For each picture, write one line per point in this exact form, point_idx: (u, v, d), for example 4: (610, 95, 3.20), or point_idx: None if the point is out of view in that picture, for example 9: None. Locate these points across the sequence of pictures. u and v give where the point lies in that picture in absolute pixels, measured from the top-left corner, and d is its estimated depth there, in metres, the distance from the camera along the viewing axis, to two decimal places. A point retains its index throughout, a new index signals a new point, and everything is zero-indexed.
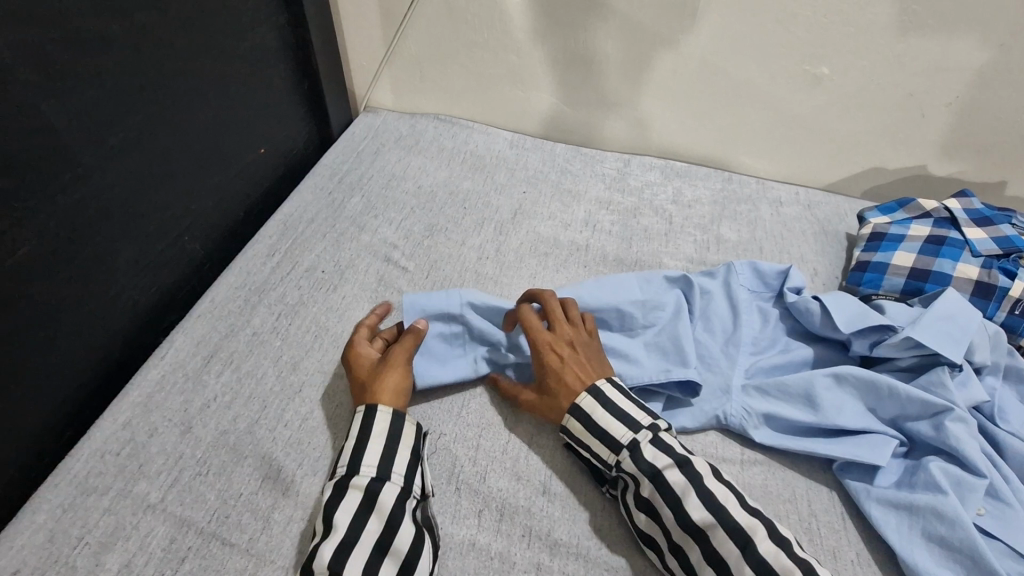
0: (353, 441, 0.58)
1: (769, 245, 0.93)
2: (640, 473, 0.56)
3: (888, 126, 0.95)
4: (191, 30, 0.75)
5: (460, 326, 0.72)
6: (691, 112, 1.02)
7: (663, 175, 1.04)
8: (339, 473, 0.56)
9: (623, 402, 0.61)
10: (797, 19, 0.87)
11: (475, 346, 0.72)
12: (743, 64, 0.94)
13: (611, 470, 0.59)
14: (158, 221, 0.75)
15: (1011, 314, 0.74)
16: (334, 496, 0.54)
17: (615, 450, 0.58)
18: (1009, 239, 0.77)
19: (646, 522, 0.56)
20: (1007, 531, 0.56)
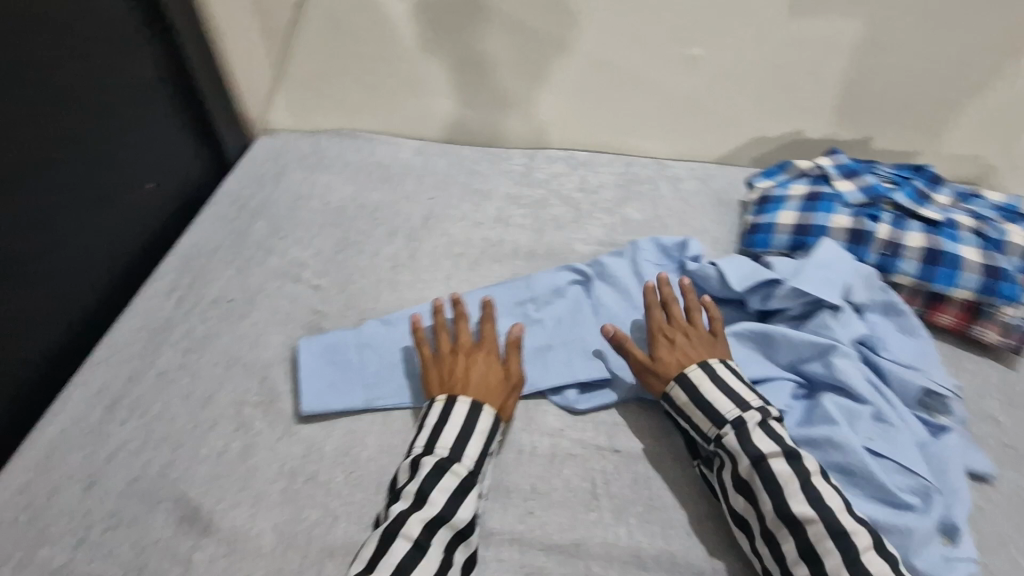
0: (432, 427, 0.62)
1: (671, 221, 0.98)
2: (741, 451, 0.59)
3: (761, 98, 1.03)
4: (37, 71, 0.71)
5: (357, 357, 0.72)
6: (588, 102, 1.06)
7: (568, 166, 1.07)
8: (441, 454, 0.60)
9: (736, 379, 0.64)
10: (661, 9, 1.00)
11: (369, 374, 0.70)
12: (625, 53, 1.02)
13: (709, 444, 0.62)
14: (36, 270, 0.72)
15: (883, 255, 0.78)
16: (430, 477, 0.58)
17: (718, 423, 0.61)
18: (872, 187, 0.84)
19: (740, 503, 0.59)
20: (894, 450, 0.61)
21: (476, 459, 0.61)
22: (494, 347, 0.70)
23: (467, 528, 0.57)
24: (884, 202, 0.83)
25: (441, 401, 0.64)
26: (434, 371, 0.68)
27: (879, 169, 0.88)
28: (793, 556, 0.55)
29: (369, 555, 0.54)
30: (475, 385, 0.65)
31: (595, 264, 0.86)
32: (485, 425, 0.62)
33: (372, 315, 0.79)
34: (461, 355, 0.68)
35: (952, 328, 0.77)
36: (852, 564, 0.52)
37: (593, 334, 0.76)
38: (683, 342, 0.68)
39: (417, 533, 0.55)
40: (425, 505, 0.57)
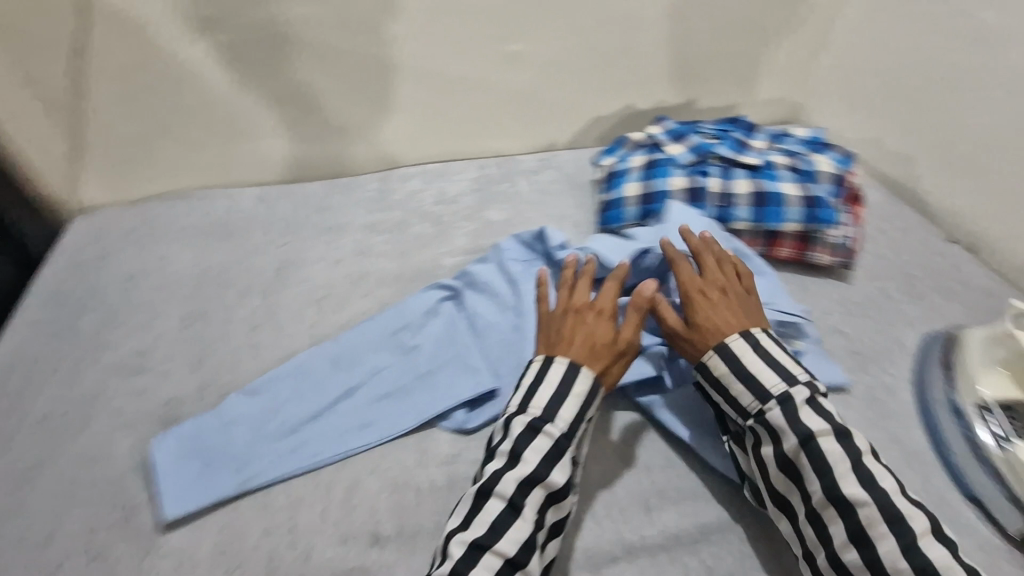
0: (548, 388, 0.64)
1: (533, 214, 0.99)
2: (787, 429, 0.61)
3: (589, 79, 1.07)
4: None
5: (223, 440, 0.66)
6: (425, 113, 1.05)
7: (422, 181, 1.05)
8: (535, 412, 0.62)
9: (779, 352, 0.65)
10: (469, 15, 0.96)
11: (239, 455, 0.64)
12: (450, 59, 0.99)
13: (748, 419, 0.64)
14: None
15: (720, 207, 0.83)
16: (522, 438, 0.61)
17: (761, 396, 0.63)
18: (698, 146, 0.90)
19: (779, 479, 0.61)
20: None
21: (568, 420, 0.63)
22: (611, 304, 0.71)
23: (560, 490, 0.60)
24: (711, 157, 0.88)
25: (536, 365, 0.66)
26: (541, 336, 0.70)
27: (703, 126, 0.95)
28: (842, 539, 0.56)
29: (464, 512, 0.58)
30: (576, 348, 0.67)
31: (463, 275, 0.85)
32: (580, 387, 0.64)
33: (234, 387, 0.73)
34: (569, 315, 0.70)
35: (790, 258, 0.84)
36: (912, 550, 0.54)
37: (473, 348, 0.75)
38: (718, 305, 0.69)
39: (509, 492, 0.58)
40: (519, 464, 0.60)
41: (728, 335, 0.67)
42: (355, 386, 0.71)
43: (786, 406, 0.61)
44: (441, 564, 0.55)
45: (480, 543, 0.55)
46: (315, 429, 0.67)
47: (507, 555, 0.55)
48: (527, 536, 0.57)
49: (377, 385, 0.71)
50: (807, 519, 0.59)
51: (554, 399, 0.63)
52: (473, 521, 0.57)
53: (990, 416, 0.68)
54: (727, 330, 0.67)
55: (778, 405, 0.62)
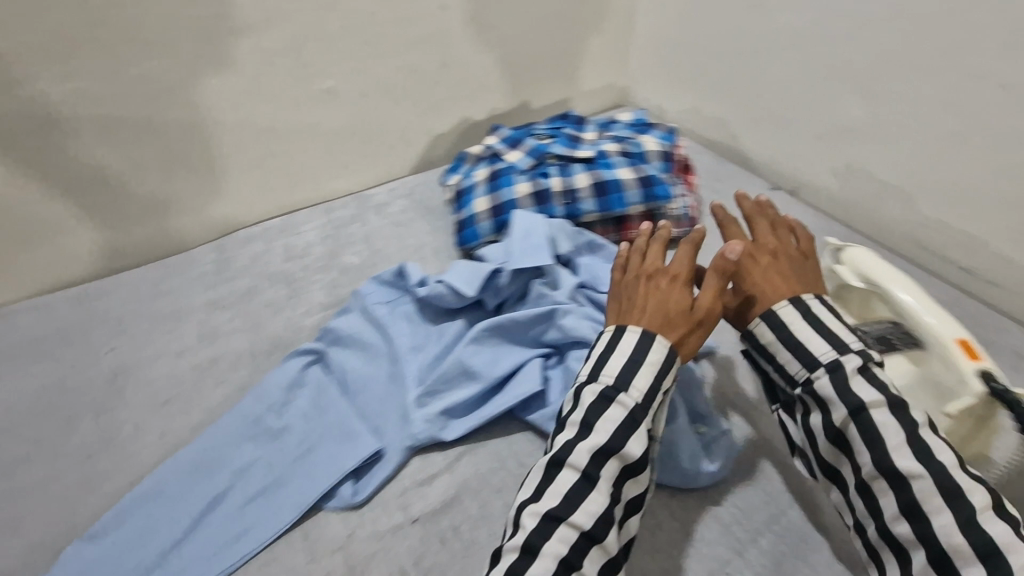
0: (622, 357, 0.56)
1: (390, 249, 0.94)
2: (837, 400, 0.53)
3: (417, 102, 1.05)
4: None
5: None
6: (249, 170, 0.97)
7: (265, 241, 0.97)
8: (608, 382, 0.55)
9: (829, 316, 0.57)
10: (270, 61, 0.90)
11: None
12: (260, 108, 0.93)
13: (796, 388, 0.57)
14: None
15: (566, 204, 0.85)
16: (596, 407, 0.54)
17: (811, 366, 0.55)
18: (535, 149, 0.91)
19: (827, 448, 0.55)
20: None
21: (646, 389, 0.55)
22: (682, 270, 0.63)
23: (637, 463, 0.53)
24: (548, 157, 0.90)
25: (609, 331, 0.59)
26: (639, 286, 0.62)
27: (536, 128, 0.96)
28: (893, 512, 0.50)
29: (534, 483, 0.52)
30: (648, 316, 0.59)
31: (326, 332, 0.79)
32: (653, 359, 0.56)
33: (74, 536, 0.62)
34: (640, 281, 0.63)
35: None
36: (971, 527, 0.46)
37: (347, 411, 0.69)
38: (772, 269, 0.63)
39: (584, 463, 0.51)
40: (592, 434, 0.53)
41: (773, 300, 0.60)
42: (221, 494, 0.63)
43: (835, 374, 0.54)
44: (514, 535, 0.49)
45: (556, 514, 0.49)
46: (176, 558, 0.58)
47: (585, 529, 0.49)
48: (602, 510, 0.50)
49: (247, 485, 0.63)
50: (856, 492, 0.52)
51: (629, 370, 0.55)
52: (545, 491, 0.51)
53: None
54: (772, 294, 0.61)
55: (827, 374, 0.55)
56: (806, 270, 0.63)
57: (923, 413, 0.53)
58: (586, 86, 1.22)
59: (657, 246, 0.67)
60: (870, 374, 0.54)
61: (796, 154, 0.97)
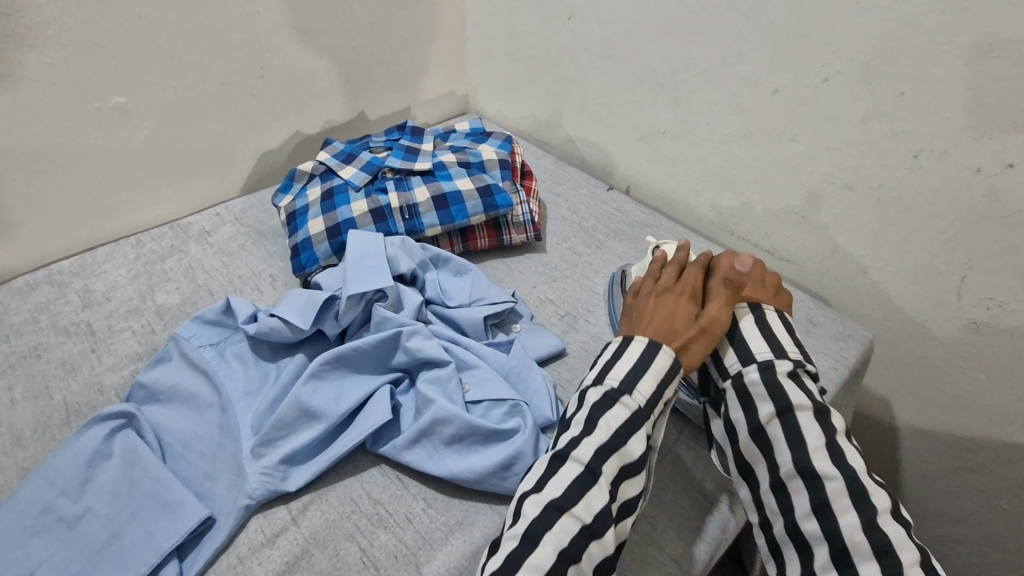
0: (627, 362, 0.59)
1: (217, 282, 0.85)
2: (766, 397, 0.59)
3: (236, 117, 0.96)
4: None
5: None
6: (19, 208, 0.82)
7: (54, 287, 0.83)
8: (613, 384, 0.58)
9: (783, 331, 0.64)
10: (30, 75, 0.75)
11: None
12: (28, 133, 0.78)
13: (727, 380, 0.62)
14: None
15: (407, 220, 0.82)
16: (601, 406, 0.57)
17: (745, 358, 0.62)
18: (370, 163, 0.86)
19: (748, 445, 0.59)
20: (486, 391, 0.66)
21: (650, 397, 0.58)
22: (688, 288, 0.67)
23: (635, 464, 0.55)
24: (385, 171, 0.86)
25: (620, 340, 0.62)
26: (650, 300, 0.66)
27: (370, 141, 0.92)
28: (804, 510, 0.54)
29: (538, 475, 0.54)
30: (660, 327, 0.62)
31: (137, 387, 0.68)
32: (635, 362, 0.59)
33: None
34: (654, 296, 0.67)
35: (489, 245, 0.88)
36: (872, 527, 0.51)
37: (165, 477, 0.60)
38: (761, 287, 0.69)
39: (588, 459, 0.54)
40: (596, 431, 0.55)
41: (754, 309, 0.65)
42: None
43: (766, 371, 0.60)
44: (515, 522, 0.51)
45: (559, 505, 0.51)
46: None
47: (586, 521, 0.51)
48: (602, 505, 0.52)
49: None
50: (772, 490, 0.57)
51: (634, 374, 0.58)
52: (547, 486, 0.53)
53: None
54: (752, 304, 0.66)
55: (757, 370, 0.60)
56: (784, 291, 0.70)
57: (841, 423, 0.58)
58: (424, 93, 1.20)
59: (668, 267, 0.71)
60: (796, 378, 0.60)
61: (626, 155, 1.04)
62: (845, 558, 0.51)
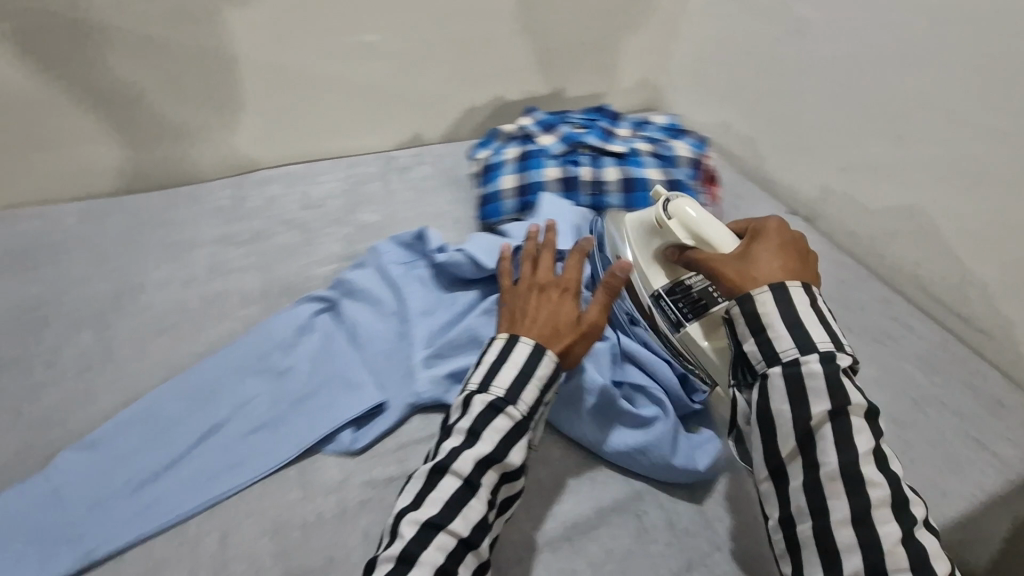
0: (513, 369, 0.59)
1: (409, 212, 0.94)
2: (824, 394, 0.52)
3: (455, 72, 1.03)
4: None
5: (52, 514, 0.55)
6: (275, 116, 0.94)
7: (284, 185, 0.95)
8: (497, 393, 0.57)
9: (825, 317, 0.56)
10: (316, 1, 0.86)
11: (78, 526, 0.55)
12: (301, 56, 0.90)
13: (773, 365, 0.54)
14: None
15: (591, 195, 0.86)
16: (481, 416, 0.57)
17: (807, 347, 0.54)
18: (568, 136, 0.91)
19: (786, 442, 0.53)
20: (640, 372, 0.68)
21: (530, 406, 0.58)
22: (568, 283, 0.68)
23: (514, 471, 0.56)
24: (581, 147, 0.91)
25: (501, 339, 0.62)
26: (527, 299, 0.66)
27: (570, 116, 0.96)
28: (841, 517, 0.50)
29: (416, 491, 0.53)
30: (537, 333, 0.62)
31: (338, 281, 0.79)
32: (522, 362, 0.59)
33: (67, 442, 0.62)
34: (534, 293, 0.66)
35: None
36: (910, 539, 0.49)
37: (353, 362, 0.70)
38: (777, 262, 0.59)
39: (467, 472, 0.54)
40: (479, 441, 0.55)
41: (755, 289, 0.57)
42: (220, 424, 0.63)
43: (828, 364, 0.53)
44: (391, 543, 0.50)
45: (436, 522, 0.51)
46: (168, 481, 0.59)
47: (462, 535, 0.51)
48: (479, 516, 0.53)
49: (246, 420, 0.64)
50: (802, 488, 0.52)
51: (519, 382, 0.58)
52: (423, 503, 0.53)
53: (663, 303, 0.72)
54: (757, 283, 0.58)
55: (820, 361, 0.53)
56: (805, 263, 0.61)
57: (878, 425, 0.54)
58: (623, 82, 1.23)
59: (544, 254, 0.71)
60: (849, 377, 0.54)
61: (818, 182, 0.99)
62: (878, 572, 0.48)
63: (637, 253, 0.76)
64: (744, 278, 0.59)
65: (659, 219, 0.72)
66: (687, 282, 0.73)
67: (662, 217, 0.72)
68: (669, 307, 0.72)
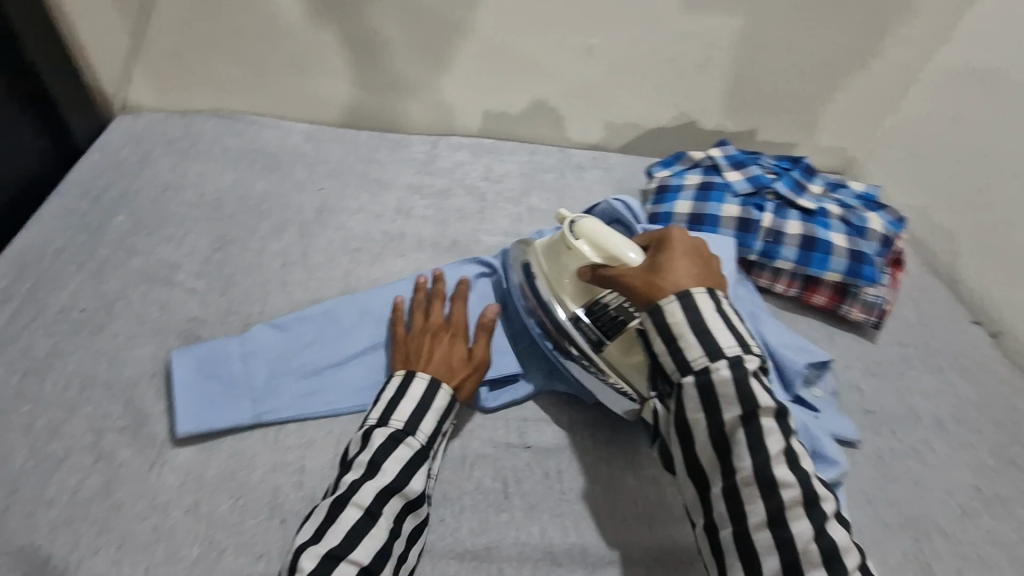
0: (413, 399, 0.57)
1: (575, 210, 0.97)
2: (733, 399, 0.49)
3: (659, 89, 1.02)
4: None
5: (238, 372, 0.64)
6: (484, 90, 1.00)
7: (472, 154, 1.02)
8: (395, 427, 0.56)
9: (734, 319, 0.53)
10: None
11: (256, 389, 0.63)
12: (526, 40, 0.94)
13: (688, 374, 0.52)
14: None
15: (766, 242, 0.84)
16: (384, 447, 0.54)
17: (713, 354, 0.51)
18: (757, 178, 0.89)
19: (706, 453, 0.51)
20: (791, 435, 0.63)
21: (430, 434, 0.57)
22: (459, 329, 0.66)
23: (418, 499, 0.54)
24: (767, 192, 0.88)
25: (398, 376, 0.60)
26: (408, 348, 0.63)
27: (762, 159, 0.94)
28: (758, 519, 0.48)
29: (315, 525, 0.50)
30: (433, 369, 0.61)
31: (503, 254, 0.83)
32: (411, 401, 0.57)
33: (260, 319, 0.71)
34: (427, 336, 0.64)
35: (822, 306, 0.87)
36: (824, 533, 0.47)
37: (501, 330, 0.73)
38: (691, 267, 0.55)
39: (368, 502, 0.51)
40: (377, 472, 0.53)
41: (667, 296, 0.53)
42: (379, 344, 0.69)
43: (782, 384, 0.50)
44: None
45: (335, 553, 0.48)
46: (330, 378, 0.65)
47: (362, 565, 0.49)
48: (383, 546, 0.50)
49: None
50: (722, 495, 0.50)
51: (419, 411, 0.57)
52: (324, 536, 0.49)
53: (581, 325, 0.64)
54: (668, 290, 0.54)
55: (728, 368, 0.50)
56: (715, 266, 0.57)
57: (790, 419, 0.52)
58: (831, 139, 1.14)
59: (432, 303, 0.68)
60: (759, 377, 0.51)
61: None
62: (794, 571, 0.47)
63: (545, 291, 0.67)
64: (656, 285, 0.54)
65: (563, 238, 0.66)
66: (603, 300, 0.64)
67: (569, 237, 0.65)
68: (589, 327, 0.64)
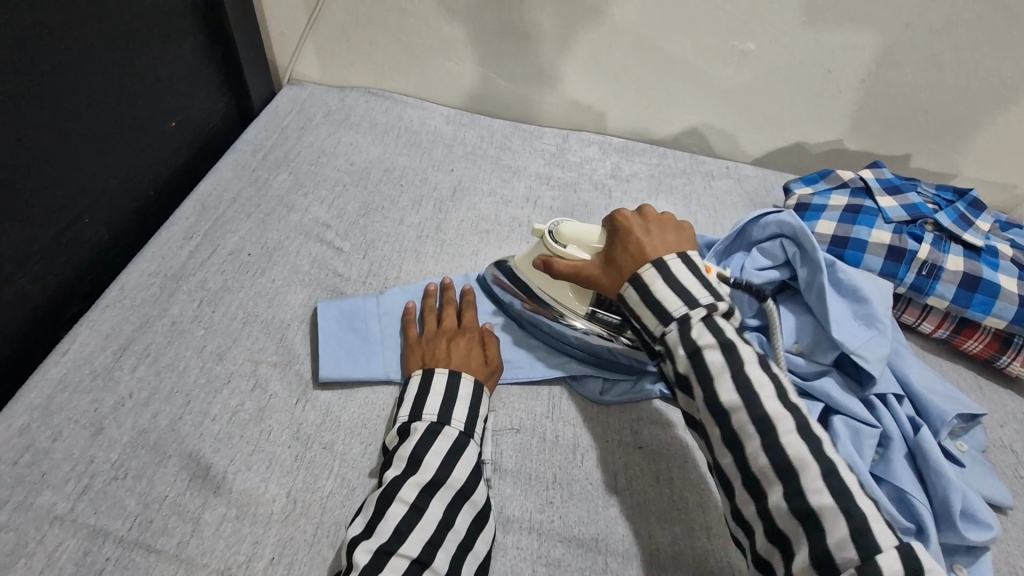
0: (437, 398, 0.58)
1: (703, 218, 0.95)
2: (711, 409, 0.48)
3: (809, 103, 0.96)
4: (106, 33, 0.71)
5: (370, 328, 0.69)
6: (622, 89, 0.99)
7: (601, 151, 1.02)
8: (430, 419, 0.57)
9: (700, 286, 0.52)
10: None
11: (387, 347, 0.67)
12: (676, 40, 0.91)
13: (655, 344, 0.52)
14: (77, 203, 0.71)
15: (919, 275, 0.77)
16: (423, 441, 0.55)
17: (664, 320, 0.51)
18: (915, 206, 0.81)
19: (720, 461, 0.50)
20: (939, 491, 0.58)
21: (466, 422, 0.58)
22: (477, 332, 0.67)
23: (469, 486, 0.54)
24: (927, 221, 0.80)
25: (417, 377, 0.61)
26: (423, 352, 0.64)
27: (920, 186, 0.86)
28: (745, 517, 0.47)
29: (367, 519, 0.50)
30: (455, 364, 0.62)
31: None
32: (464, 393, 0.59)
33: (394, 284, 0.76)
34: (444, 337, 0.65)
35: (977, 354, 0.79)
36: None
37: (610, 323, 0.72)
38: (656, 234, 0.56)
39: (414, 497, 0.52)
40: (419, 469, 0.53)
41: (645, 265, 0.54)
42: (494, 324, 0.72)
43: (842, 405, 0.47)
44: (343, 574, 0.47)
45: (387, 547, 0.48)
46: None
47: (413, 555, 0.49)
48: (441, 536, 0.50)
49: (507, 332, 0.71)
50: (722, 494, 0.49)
51: (449, 403, 0.58)
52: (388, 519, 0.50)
53: (597, 313, 0.67)
54: (650, 258, 0.54)
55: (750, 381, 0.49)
56: (676, 223, 0.58)
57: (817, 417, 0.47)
58: (1012, 175, 1.00)
59: (449, 309, 0.69)
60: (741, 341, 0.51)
61: None
62: None
63: (545, 292, 0.69)
64: (636, 258, 0.55)
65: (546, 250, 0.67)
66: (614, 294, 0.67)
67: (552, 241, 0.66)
68: (606, 314, 0.67)
